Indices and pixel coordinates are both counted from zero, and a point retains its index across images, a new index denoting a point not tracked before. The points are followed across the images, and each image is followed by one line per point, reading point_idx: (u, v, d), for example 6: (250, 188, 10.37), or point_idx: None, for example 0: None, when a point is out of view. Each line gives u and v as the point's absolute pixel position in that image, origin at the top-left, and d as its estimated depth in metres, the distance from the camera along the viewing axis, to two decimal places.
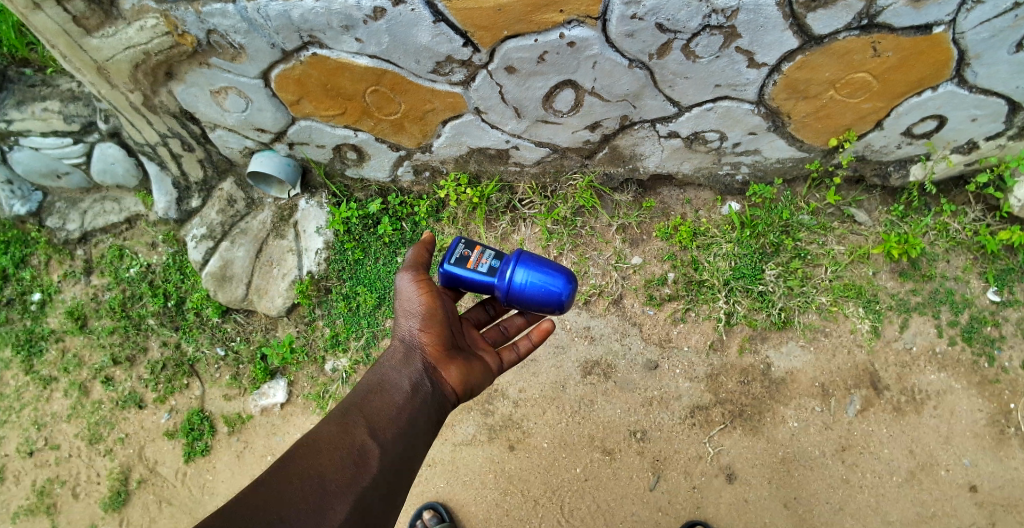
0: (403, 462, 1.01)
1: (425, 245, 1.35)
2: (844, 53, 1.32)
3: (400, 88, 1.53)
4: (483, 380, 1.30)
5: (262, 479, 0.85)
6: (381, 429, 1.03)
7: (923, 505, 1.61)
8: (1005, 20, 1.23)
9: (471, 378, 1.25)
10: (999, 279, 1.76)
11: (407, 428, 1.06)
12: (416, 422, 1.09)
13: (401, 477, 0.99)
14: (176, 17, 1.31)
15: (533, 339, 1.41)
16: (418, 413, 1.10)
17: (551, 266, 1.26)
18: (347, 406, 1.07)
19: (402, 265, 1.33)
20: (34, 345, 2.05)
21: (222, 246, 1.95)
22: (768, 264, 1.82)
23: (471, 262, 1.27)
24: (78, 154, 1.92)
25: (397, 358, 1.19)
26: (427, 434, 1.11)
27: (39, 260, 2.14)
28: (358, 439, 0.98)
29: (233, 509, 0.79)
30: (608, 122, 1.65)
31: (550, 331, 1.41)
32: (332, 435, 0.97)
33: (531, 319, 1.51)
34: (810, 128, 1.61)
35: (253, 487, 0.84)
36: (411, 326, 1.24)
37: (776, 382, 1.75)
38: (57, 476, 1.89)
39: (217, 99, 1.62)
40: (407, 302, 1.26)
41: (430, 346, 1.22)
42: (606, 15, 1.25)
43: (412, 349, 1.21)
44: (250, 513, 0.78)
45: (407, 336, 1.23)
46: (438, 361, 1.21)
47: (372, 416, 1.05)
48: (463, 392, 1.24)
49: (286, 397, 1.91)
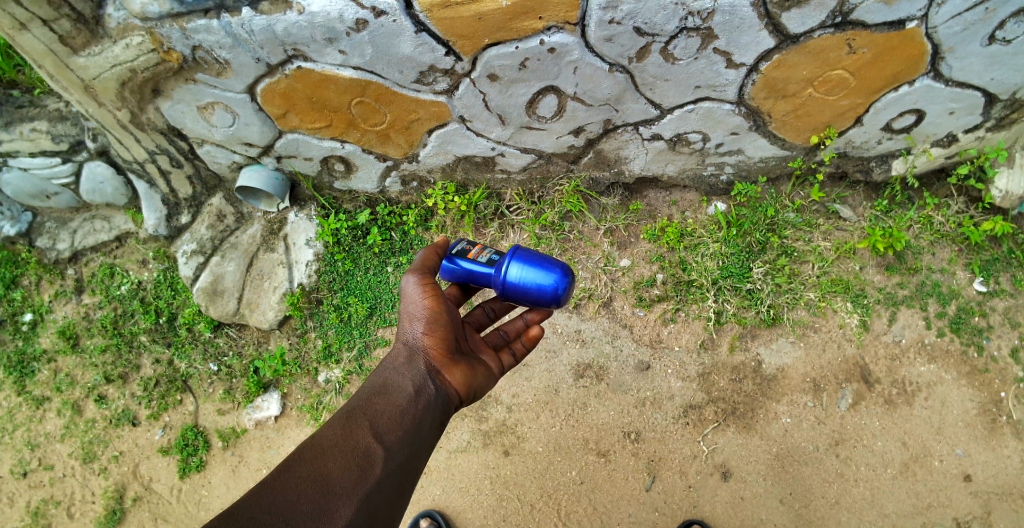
0: (409, 464, 1.01)
1: (435, 248, 1.33)
2: (819, 51, 1.35)
3: (384, 99, 1.55)
4: (486, 384, 1.31)
5: (268, 481, 0.85)
6: (386, 430, 1.03)
7: (917, 497, 1.63)
8: (976, 14, 1.25)
9: (474, 381, 1.26)
10: (985, 270, 1.77)
11: (413, 429, 1.07)
12: (422, 424, 1.09)
13: (406, 478, 1.00)
14: (162, 33, 1.32)
15: (525, 344, 1.43)
16: (423, 414, 1.11)
17: (547, 261, 1.26)
18: (352, 409, 1.07)
19: (408, 266, 1.31)
20: (25, 366, 2.05)
21: (212, 261, 1.97)
22: (755, 262, 1.83)
23: (472, 254, 1.31)
24: (67, 173, 1.93)
25: (399, 361, 1.19)
26: (432, 436, 1.12)
27: (30, 281, 2.14)
28: (363, 441, 0.98)
29: (238, 511, 0.79)
30: (591, 126, 1.67)
31: (539, 338, 1.42)
32: (337, 437, 0.98)
33: (522, 321, 1.48)
34: (791, 126, 1.64)
35: (258, 489, 0.84)
36: (415, 329, 1.24)
37: (767, 380, 1.77)
38: (52, 497, 1.88)
39: (204, 114, 1.64)
40: (412, 306, 1.25)
41: (434, 350, 1.22)
42: (584, 20, 1.27)
43: (415, 352, 1.21)
44: (255, 515, 0.78)
45: (410, 339, 1.23)
46: (441, 365, 1.22)
47: (377, 417, 1.05)
48: (467, 395, 1.25)
49: (280, 410, 1.91)
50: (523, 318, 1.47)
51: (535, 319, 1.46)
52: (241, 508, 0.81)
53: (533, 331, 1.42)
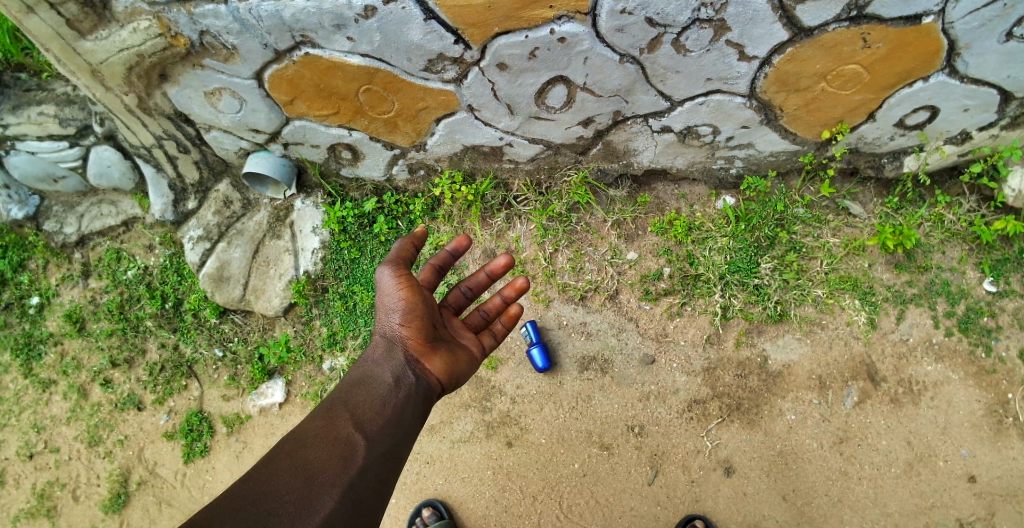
0: (392, 451, 1.03)
1: (412, 238, 1.31)
2: (833, 45, 1.33)
3: (392, 88, 1.54)
4: (468, 369, 1.33)
5: (252, 474, 0.89)
6: (367, 421, 1.05)
7: (921, 497, 1.62)
8: (994, 10, 1.22)
9: (455, 368, 1.28)
10: (995, 270, 1.75)
11: (394, 418, 1.09)
12: (403, 413, 1.12)
13: (391, 466, 1.02)
14: (169, 18, 1.31)
15: (505, 323, 1.45)
16: (404, 403, 1.13)
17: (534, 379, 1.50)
18: (332, 403, 1.10)
19: (385, 257, 1.29)
20: (32, 349, 2.06)
21: (219, 248, 1.97)
22: (763, 257, 1.82)
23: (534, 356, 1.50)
24: (74, 157, 1.93)
25: (379, 354, 1.22)
26: (415, 422, 1.15)
27: (37, 264, 2.14)
28: (344, 432, 1.00)
29: (223, 505, 0.82)
30: (600, 117, 1.66)
31: (519, 316, 1.46)
32: (318, 429, 1.00)
33: (500, 297, 1.45)
34: (802, 121, 1.62)
35: (243, 484, 0.87)
36: (393, 321, 1.25)
37: (773, 376, 1.76)
38: (57, 479, 1.90)
39: (211, 100, 1.63)
40: (388, 298, 1.25)
41: (413, 340, 1.23)
42: (594, 10, 1.25)
43: (394, 343, 1.23)
44: (240, 507, 0.82)
45: (389, 330, 1.25)
46: (421, 354, 1.23)
47: (357, 409, 1.08)
48: (449, 382, 1.27)
49: (283, 397, 1.92)
50: (501, 295, 1.44)
51: (513, 295, 1.43)
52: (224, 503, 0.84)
53: (512, 310, 1.46)
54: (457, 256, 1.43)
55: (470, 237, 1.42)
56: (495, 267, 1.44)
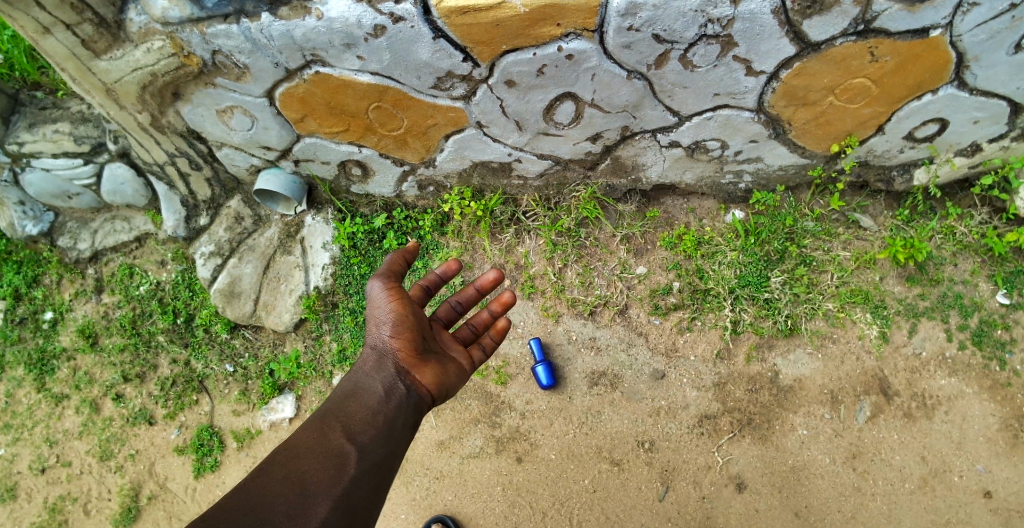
0: (383, 464, 1.03)
1: (403, 252, 1.34)
2: (841, 58, 1.33)
3: (402, 105, 1.55)
4: (458, 381, 1.33)
5: (245, 484, 0.88)
6: (359, 432, 1.06)
7: (936, 513, 1.60)
8: (1002, 22, 1.22)
9: (445, 379, 1.29)
10: (1008, 282, 1.74)
11: (385, 429, 1.09)
12: (394, 423, 1.12)
13: (383, 475, 1.02)
14: (182, 38, 1.34)
15: (493, 336, 1.47)
16: (395, 414, 1.14)
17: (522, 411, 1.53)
18: (324, 415, 1.09)
19: (375, 271, 1.32)
20: (45, 364, 2.08)
21: (230, 263, 1.99)
22: (773, 272, 1.82)
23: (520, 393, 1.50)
24: (88, 175, 1.96)
25: (370, 365, 1.23)
26: (406, 433, 1.15)
27: (51, 279, 2.16)
28: (336, 442, 1.00)
29: (218, 511, 0.81)
30: (609, 133, 1.67)
31: (507, 330, 1.46)
32: (310, 440, 1.00)
33: (488, 311, 1.46)
34: (810, 135, 1.62)
35: (236, 494, 0.86)
36: (383, 333, 1.26)
37: (784, 391, 1.75)
38: (68, 493, 1.91)
39: (223, 118, 1.65)
40: (379, 310, 1.26)
41: (403, 351, 1.25)
42: (602, 27, 1.26)
43: (384, 355, 1.24)
44: (234, 515, 0.80)
45: (379, 343, 1.26)
46: (411, 365, 1.24)
47: (348, 420, 1.08)
48: (439, 393, 1.28)
49: (294, 412, 1.92)
50: (488, 310, 1.46)
51: (499, 309, 1.45)
52: (217, 511, 0.82)
53: (500, 323, 1.47)
54: (446, 280, 1.46)
55: (458, 261, 1.45)
56: (484, 281, 1.48)
